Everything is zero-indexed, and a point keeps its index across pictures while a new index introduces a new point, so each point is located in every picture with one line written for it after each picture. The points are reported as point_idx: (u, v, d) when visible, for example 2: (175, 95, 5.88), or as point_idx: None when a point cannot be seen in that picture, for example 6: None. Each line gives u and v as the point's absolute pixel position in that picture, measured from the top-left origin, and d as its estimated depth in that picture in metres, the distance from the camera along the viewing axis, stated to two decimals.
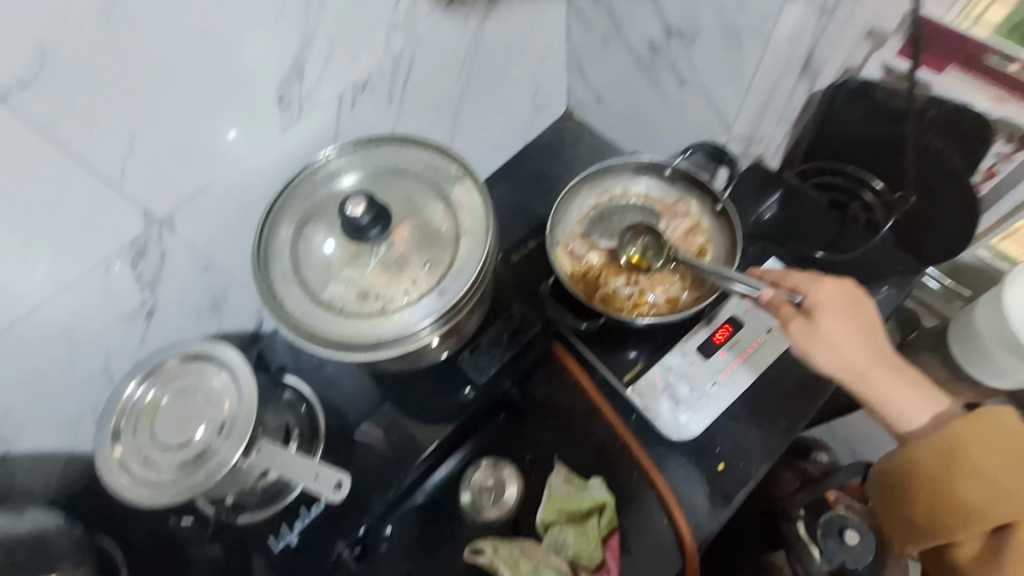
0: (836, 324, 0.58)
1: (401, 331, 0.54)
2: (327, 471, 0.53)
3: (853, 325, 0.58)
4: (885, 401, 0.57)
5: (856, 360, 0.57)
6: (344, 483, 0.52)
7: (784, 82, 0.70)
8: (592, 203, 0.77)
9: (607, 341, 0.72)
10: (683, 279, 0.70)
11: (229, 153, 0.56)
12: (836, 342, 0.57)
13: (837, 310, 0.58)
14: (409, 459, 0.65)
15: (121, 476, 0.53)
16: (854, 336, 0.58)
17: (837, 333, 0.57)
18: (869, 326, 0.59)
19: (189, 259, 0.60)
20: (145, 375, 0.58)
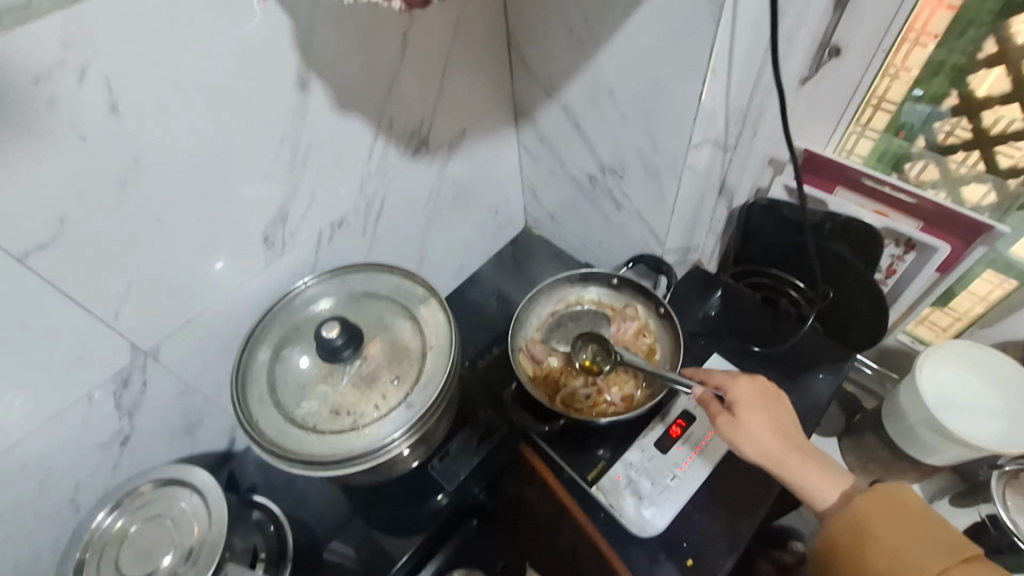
0: (756, 415, 0.63)
1: (370, 445, 0.57)
2: None
3: (771, 416, 0.64)
4: (812, 486, 0.60)
5: (779, 447, 0.62)
6: None
7: (707, 203, 0.85)
8: (549, 310, 0.85)
9: (570, 441, 0.74)
10: (635, 377, 0.76)
11: (215, 287, 0.62)
12: (758, 431, 0.62)
13: (755, 403, 0.64)
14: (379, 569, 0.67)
15: None
16: (775, 425, 0.63)
17: (758, 423, 0.63)
18: (786, 416, 0.64)
19: (169, 385, 0.64)
20: (115, 504, 0.59)
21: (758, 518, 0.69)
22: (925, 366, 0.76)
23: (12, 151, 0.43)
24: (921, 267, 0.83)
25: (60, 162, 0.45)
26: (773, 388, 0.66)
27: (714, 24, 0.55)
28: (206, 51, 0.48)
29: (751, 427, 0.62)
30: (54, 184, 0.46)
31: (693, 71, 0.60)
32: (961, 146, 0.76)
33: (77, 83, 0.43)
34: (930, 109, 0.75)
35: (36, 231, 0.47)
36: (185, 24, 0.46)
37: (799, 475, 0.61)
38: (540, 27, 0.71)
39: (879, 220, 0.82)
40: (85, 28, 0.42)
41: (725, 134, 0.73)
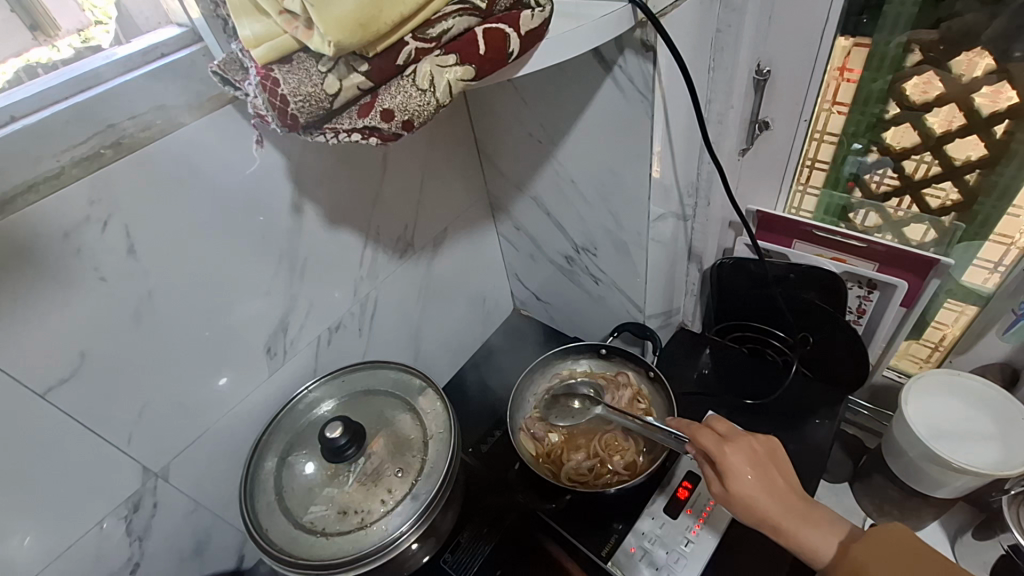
0: (750, 482, 0.60)
1: (377, 543, 0.58)
2: None
3: (764, 480, 0.61)
4: (816, 549, 0.58)
5: (776, 513, 0.59)
6: None
7: (678, 266, 0.91)
8: (545, 386, 0.87)
9: (581, 516, 0.74)
10: (635, 443, 0.77)
11: (222, 400, 0.65)
12: (752, 499, 0.60)
13: (745, 469, 0.61)
14: None
15: None
16: (768, 489, 0.60)
17: (752, 490, 0.60)
18: (779, 477, 0.61)
19: (180, 504, 0.65)
20: None
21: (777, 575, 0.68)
22: (910, 399, 0.79)
23: (42, 297, 0.48)
24: (886, 305, 0.89)
25: (82, 302, 0.50)
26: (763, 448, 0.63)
27: (649, 120, 0.63)
28: (212, 192, 0.55)
29: (744, 497, 0.60)
30: (77, 322, 0.50)
31: (639, 159, 0.68)
32: (893, 192, 0.84)
33: (101, 233, 0.49)
34: (859, 162, 0.84)
35: (58, 367, 0.51)
36: (195, 173, 0.53)
37: (800, 538, 0.58)
38: (504, 135, 0.80)
39: (838, 266, 0.88)
40: (110, 188, 0.49)
41: (681, 206, 0.80)
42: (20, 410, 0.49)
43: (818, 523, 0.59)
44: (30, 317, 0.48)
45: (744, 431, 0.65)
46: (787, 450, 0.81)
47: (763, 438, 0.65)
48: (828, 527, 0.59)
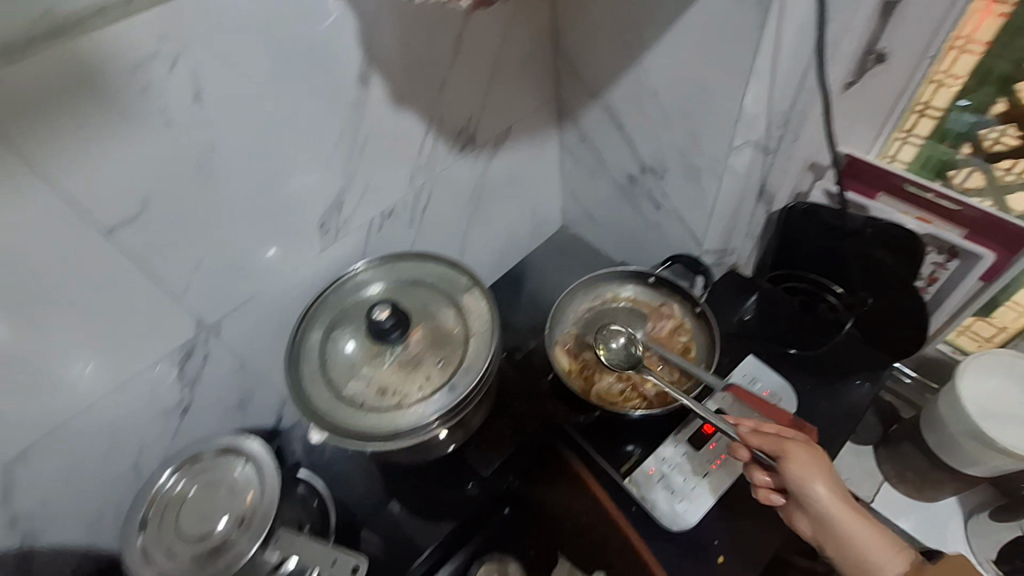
0: (825, 460, 0.60)
1: (411, 424, 0.59)
2: (344, 558, 0.54)
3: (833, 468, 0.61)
4: (871, 546, 0.57)
5: (845, 493, 0.59)
6: (360, 567, 0.53)
7: (746, 206, 0.86)
8: (586, 306, 0.87)
9: (604, 434, 0.77)
10: (668, 374, 0.78)
11: (271, 268, 0.66)
12: (830, 475, 0.58)
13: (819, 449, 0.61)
14: (401, 563, 0.69)
15: (144, 566, 0.56)
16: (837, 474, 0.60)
17: (828, 468, 0.59)
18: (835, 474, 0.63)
19: (227, 359, 0.67)
20: (177, 466, 0.62)
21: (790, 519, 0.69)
22: (965, 375, 0.75)
23: (109, 133, 0.47)
24: (963, 276, 0.83)
25: (147, 145, 0.49)
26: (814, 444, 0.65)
27: (760, 28, 0.56)
28: (280, 45, 0.52)
29: (824, 467, 0.58)
30: (141, 163, 0.50)
31: (736, 73, 0.62)
32: (1008, 153, 0.76)
33: (168, 72, 0.47)
34: (973, 121, 0.77)
35: (121, 206, 0.50)
36: (265, 20, 0.50)
37: (861, 531, 0.57)
38: (586, 30, 0.73)
39: (922, 228, 0.82)
40: (179, 22, 0.46)
41: (768, 138, 0.74)
42: (85, 244, 0.50)
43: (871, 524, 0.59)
44: (98, 150, 0.47)
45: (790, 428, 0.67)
46: (821, 405, 0.80)
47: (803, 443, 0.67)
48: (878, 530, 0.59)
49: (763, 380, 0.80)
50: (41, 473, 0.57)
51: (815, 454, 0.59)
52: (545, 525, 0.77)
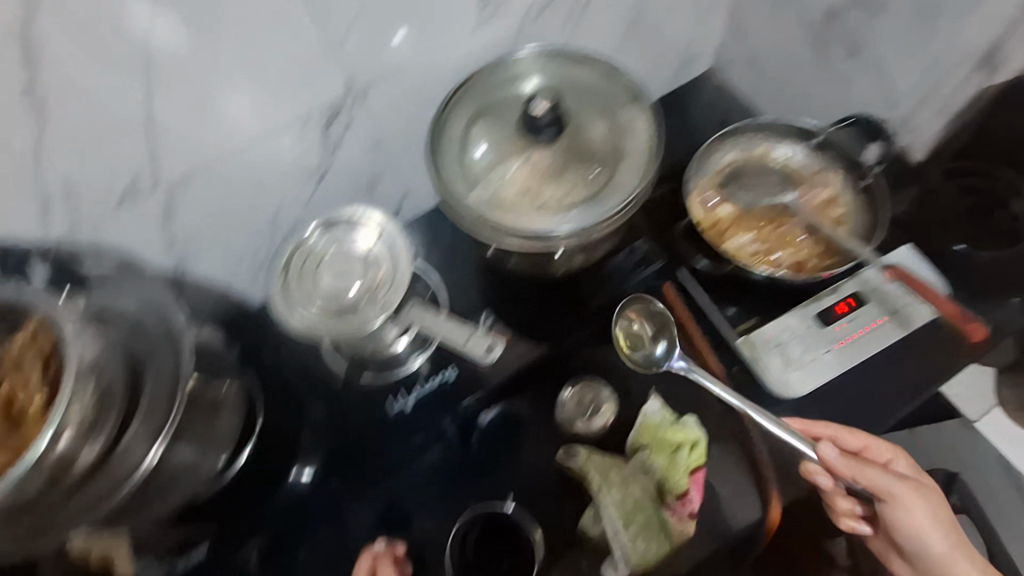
0: (905, 497, 0.61)
1: (543, 230, 0.57)
2: (478, 337, 0.63)
3: (917, 492, 0.63)
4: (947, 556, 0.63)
5: (929, 521, 0.62)
6: (494, 348, 0.65)
7: (956, 77, 0.70)
8: (731, 158, 0.78)
9: (726, 288, 0.72)
10: (812, 245, 0.72)
11: (424, 36, 0.61)
12: (906, 510, 0.61)
13: (896, 482, 0.62)
14: (496, 374, 0.68)
15: (285, 305, 0.59)
16: (925, 502, 0.62)
17: (908, 503, 0.61)
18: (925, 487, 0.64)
19: (366, 132, 0.66)
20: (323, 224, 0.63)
21: (897, 414, 0.67)
22: None
23: None
24: None
25: None
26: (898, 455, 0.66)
27: None
28: None
29: (899, 505, 0.61)
30: None
31: None
32: None
33: None
34: None
35: None
36: None
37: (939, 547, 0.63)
38: None
39: None
40: None
41: None
42: None
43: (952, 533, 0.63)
44: None
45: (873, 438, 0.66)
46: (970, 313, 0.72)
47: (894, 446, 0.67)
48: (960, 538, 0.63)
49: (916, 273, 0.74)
50: (199, 202, 0.60)
51: (888, 491, 0.61)
52: (640, 367, 0.73)
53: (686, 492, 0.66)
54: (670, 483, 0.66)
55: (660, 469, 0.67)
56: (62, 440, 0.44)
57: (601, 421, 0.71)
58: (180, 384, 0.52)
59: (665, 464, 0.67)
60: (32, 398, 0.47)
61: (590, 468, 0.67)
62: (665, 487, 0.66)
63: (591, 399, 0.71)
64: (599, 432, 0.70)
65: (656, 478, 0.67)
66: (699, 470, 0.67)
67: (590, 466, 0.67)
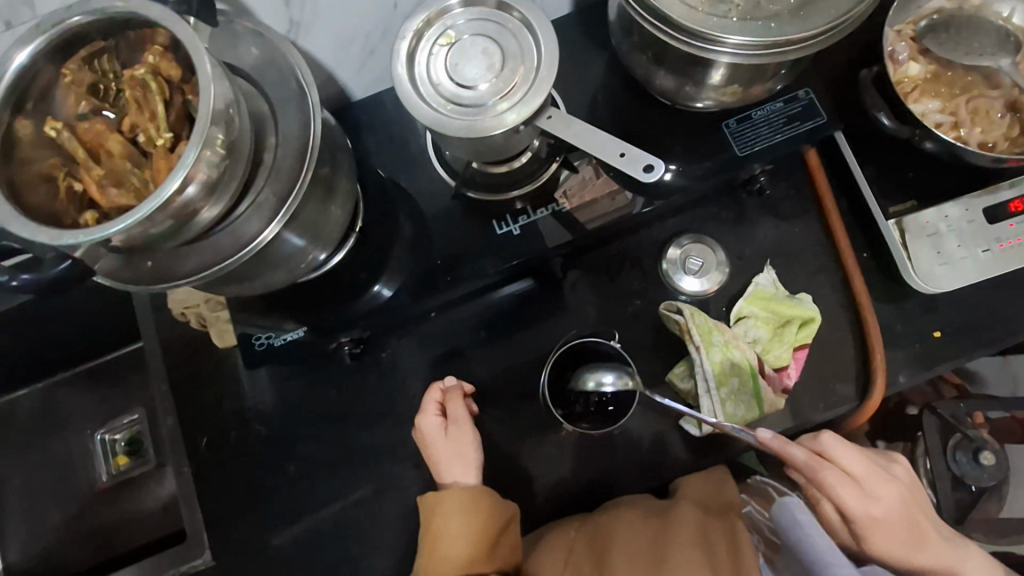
0: (871, 528, 0.54)
1: (721, 30, 0.47)
2: (636, 153, 0.49)
3: (889, 529, 0.54)
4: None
5: (901, 551, 0.55)
6: (657, 168, 0.50)
7: None
8: (939, 5, 0.64)
9: (887, 163, 0.63)
10: (1012, 125, 0.60)
11: None
12: (874, 541, 0.54)
13: (867, 513, 0.54)
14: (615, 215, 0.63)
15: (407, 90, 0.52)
16: (896, 533, 0.54)
17: (875, 533, 0.54)
18: (903, 511, 0.55)
19: None
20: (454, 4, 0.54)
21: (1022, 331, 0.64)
22: None
23: None
24: None
25: None
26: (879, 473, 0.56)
27: None
28: None
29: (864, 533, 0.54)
30: None
31: None
32: None
33: None
34: None
35: None
36: None
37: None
38: None
39: None
40: None
41: None
42: None
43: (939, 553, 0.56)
44: None
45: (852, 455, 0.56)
46: None
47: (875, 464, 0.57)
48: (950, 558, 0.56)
49: None
50: None
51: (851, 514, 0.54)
52: (758, 231, 0.68)
53: (787, 366, 0.63)
54: (771, 355, 0.63)
55: (764, 340, 0.63)
56: (190, 187, 0.41)
57: (708, 282, 0.67)
58: (307, 155, 0.47)
59: (771, 336, 0.63)
60: (161, 136, 0.43)
61: (693, 324, 0.62)
62: (765, 358, 0.63)
63: (701, 260, 0.67)
64: (702, 294, 0.67)
65: (758, 349, 0.63)
66: (803, 349, 0.64)
67: (693, 325, 0.62)
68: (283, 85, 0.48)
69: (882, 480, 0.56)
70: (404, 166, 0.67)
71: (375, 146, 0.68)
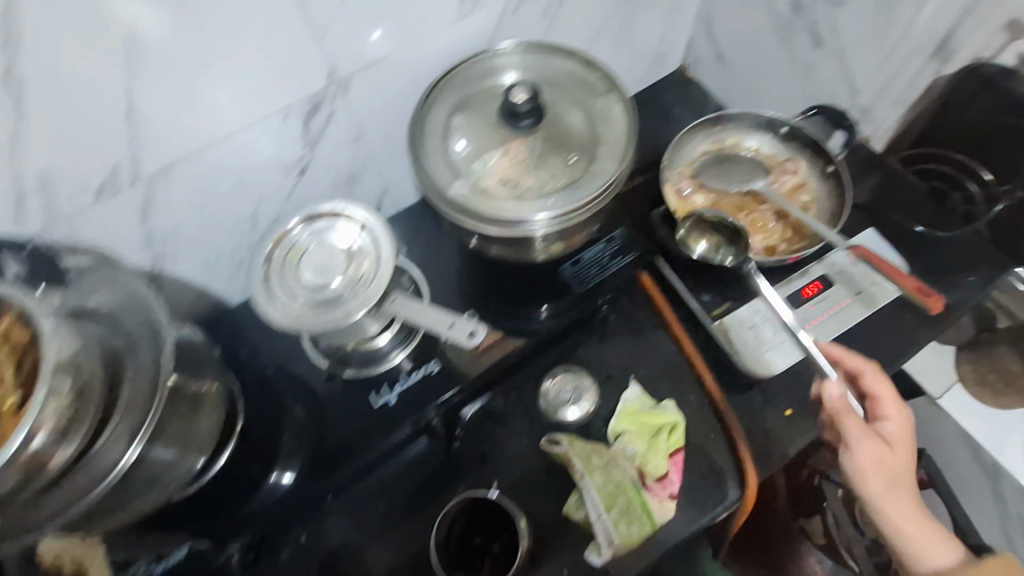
0: (880, 481, 0.60)
1: (522, 217, 0.56)
2: (464, 323, 0.58)
3: (897, 479, 0.61)
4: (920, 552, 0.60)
5: (890, 497, 0.61)
6: (479, 334, 0.58)
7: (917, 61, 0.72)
8: (704, 149, 0.81)
9: (703, 276, 0.75)
10: (782, 230, 0.74)
11: (404, 31, 0.59)
12: (873, 492, 0.60)
13: (882, 462, 0.60)
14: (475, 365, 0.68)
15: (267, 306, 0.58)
16: (898, 482, 0.61)
17: (879, 487, 0.60)
18: (907, 472, 0.61)
19: (346, 129, 0.64)
20: (304, 219, 0.63)
21: None
22: None
23: None
24: None
25: None
26: (906, 439, 0.62)
27: None
28: None
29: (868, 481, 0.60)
30: None
31: None
32: None
33: None
34: None
35: None
36: None
37: (911, 539, 0.60)
38: None
39: None
40: None
41: None
42: None
43: (926, 528, 0.61)
44: None
45: (901, 413, 0.63)
46: None
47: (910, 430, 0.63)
48: (937, 539, 0.61)
49: None
50: (175, 199, 0.58)
51: (857, 460, 0.60)
52: (615, 348, 0.76)
53: (667, 474, 0.67)
54: (651, 466, 0.67)
55: (641, 453, 0.68)
56: (37, 439, 0.42)
57: (585, 406, 0.72)
58: (161, 379, 0.49)
59: (646, 448, 0.68)
60: (11, 396, 0.46)
61: (573, 451, 0.66)
62: (647, 470, 0.67)
63: (574, 385, 0.73)
64: (583, 418, 0.72)
65: (637, 462, 0.67)
66: (678, 453, 0.69)
67: (573, 453, 0.66)
68: (137, 309, 0.51)
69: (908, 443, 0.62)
70: (283, 356, 0.72)
71: (256, 343, 0.72)
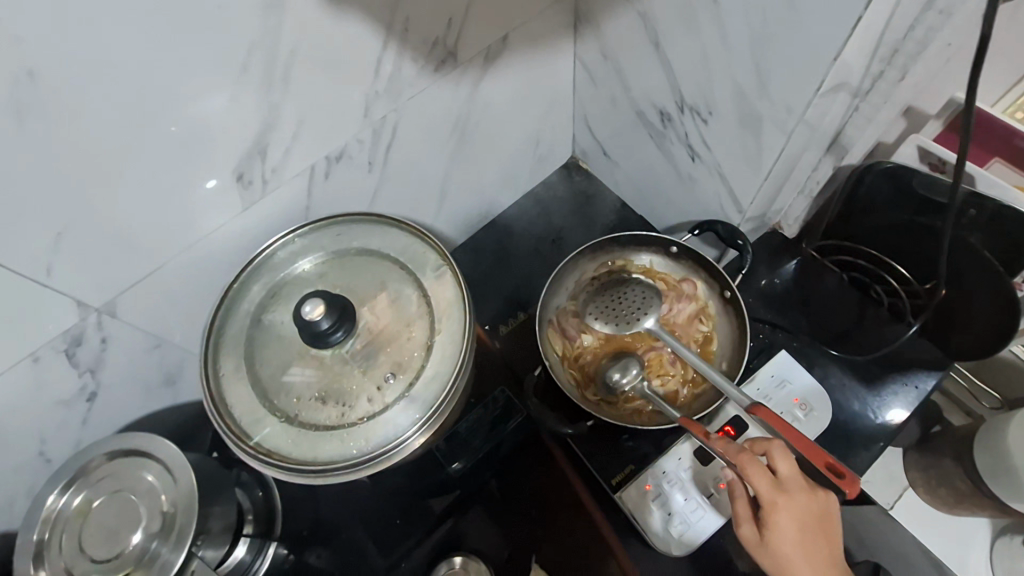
0: (789, 536, 0.50)
1: (343, 464, 0.47)
2: None
3: (810, 551, 0.51)
4: None
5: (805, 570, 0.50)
6: None
7: (805, 166, 0.63)
8: (590, 274, 0.72)
9: (599, 437, 0.64)
10: (683, 371, 0.65)
11: (173, 237, 0.51)
12: (784, 557, 0.50)
13: (792, 530, 0.50)
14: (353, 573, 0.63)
15: None
16: (809, 553, 0.50)
17: (791, 548, 0.50)
18: (825, 546, 0.51)
19: (135, 340, 0.55)
20: (68, 481, 0.53)
21: None
22: None
23: None
24: None
25: None
26: (820, 505, 0.52)
27: None
28: None
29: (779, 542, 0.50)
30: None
31: None
32: None
33: None
34: None
35: None
36: None
37: None
38: None
39: None
40: None
41: (867, 75, 0.51)
42: None
43: None
44: None
45: (805, 479, 0.52)
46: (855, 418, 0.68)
47: (825, 498, 0.52)
48: None
49: (792, 384, 0.68)
50: None
51: (773, 528, 0.50)
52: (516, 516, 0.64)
53: None
54: None
55: None
56: None
57: None
58: None
59: None
60: None
61: None
62: None
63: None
64: None
65: None
66: None
67: None
68: None
69: (822, 508, 0.52)
70: None
71: None
